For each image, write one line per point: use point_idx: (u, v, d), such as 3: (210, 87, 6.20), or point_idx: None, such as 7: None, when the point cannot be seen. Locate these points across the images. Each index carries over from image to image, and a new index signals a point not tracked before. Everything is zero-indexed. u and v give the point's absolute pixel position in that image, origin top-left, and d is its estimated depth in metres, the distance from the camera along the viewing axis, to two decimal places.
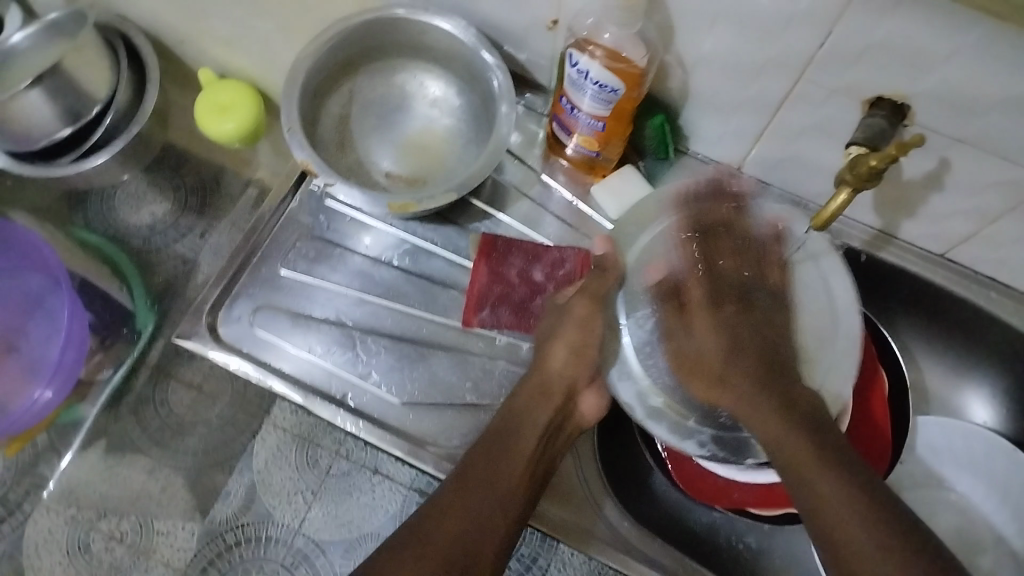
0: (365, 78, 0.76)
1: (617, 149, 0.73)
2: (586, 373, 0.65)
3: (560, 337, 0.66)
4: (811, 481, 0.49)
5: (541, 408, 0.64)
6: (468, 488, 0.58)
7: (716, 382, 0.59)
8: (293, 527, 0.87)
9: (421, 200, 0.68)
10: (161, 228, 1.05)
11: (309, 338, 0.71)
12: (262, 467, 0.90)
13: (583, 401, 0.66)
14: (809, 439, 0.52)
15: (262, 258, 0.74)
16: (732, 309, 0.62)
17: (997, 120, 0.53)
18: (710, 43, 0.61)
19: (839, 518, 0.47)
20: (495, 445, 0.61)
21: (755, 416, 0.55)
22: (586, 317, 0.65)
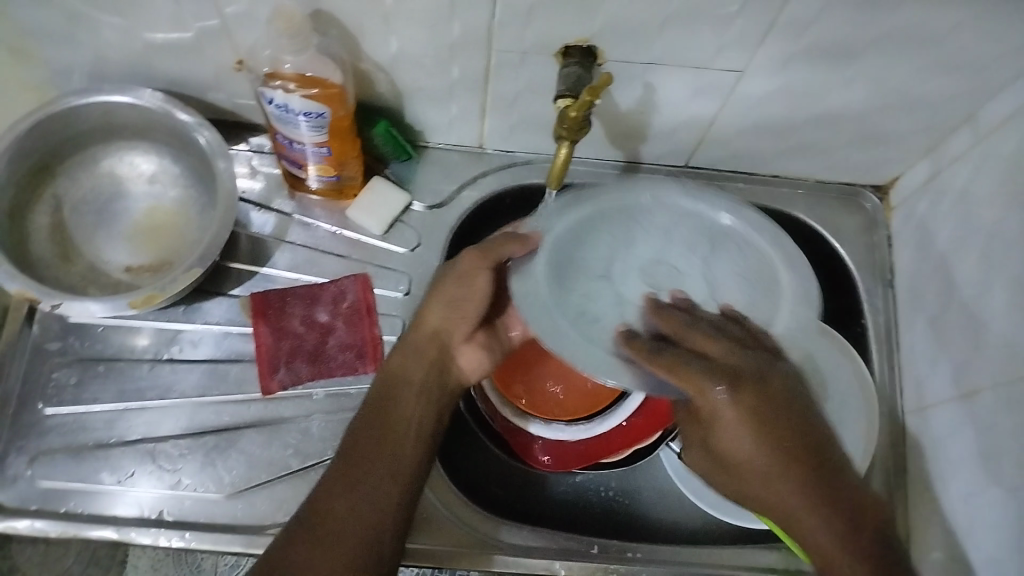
0: (65, 176, 0.69)
1: (355, 166, 0.71)
2: (465, 326, 0.64)
3: (437, 289, 0.64)
4: (786, 501, 0.51)
5: (418, 366, 0.62)
6: (350, 469, 0.56)
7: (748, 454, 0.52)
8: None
9: (166, 286, 0.63)
10: None
11: (102, 469, 0.66)
12: None
13: (466, 354, 0.65)
14: (795, 469, 0.51)
15: (20, 403, 0.67)
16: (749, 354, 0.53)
17: (674, 35, 0.57)
18: (396, 42, 0.60)
19: (797, 505, 0.50)
20: (363, 427, 0.59)
21: (777, 434, 0.51)
22: (469, 269, 0.62)
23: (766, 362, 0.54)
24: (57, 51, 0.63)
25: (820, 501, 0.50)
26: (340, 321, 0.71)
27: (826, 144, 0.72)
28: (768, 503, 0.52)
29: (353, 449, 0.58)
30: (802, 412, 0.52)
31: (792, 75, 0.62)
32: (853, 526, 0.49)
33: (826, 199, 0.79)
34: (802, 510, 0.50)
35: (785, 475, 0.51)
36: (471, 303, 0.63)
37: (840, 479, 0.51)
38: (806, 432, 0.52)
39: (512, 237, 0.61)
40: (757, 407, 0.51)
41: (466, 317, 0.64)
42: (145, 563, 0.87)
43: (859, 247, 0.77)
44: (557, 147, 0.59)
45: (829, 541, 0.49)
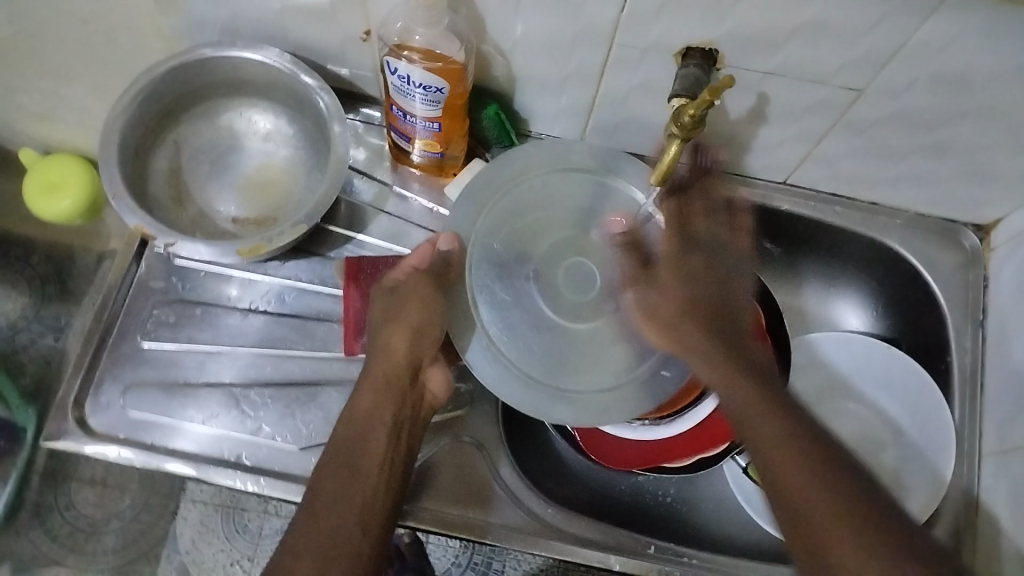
0: (186, 125, 0.72)
1: (460, 146, 0.72)
2: (432, 349, 0.63)
3: (397, 318, 0.62)
4: (790, 474, 0.49)
5: (387, 398, 0.60)
6: (323, 494, 0.54)
7: (710, 367, 0.57)
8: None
9: (272, 239, 0.65)
10: (24, 322, 0.98)
11: (189, 407, 0.68)
12: None
13: (432, 375, 0.63)
14: (774, 407, 0.53)
15: (120, 334, 0.71)
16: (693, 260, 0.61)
17: (800, 46, 0.57)
18: (522, 26, 0.61)
19: (793, 483, 0.48)
20: (337, 457, 0.56)
21: (726, 375, 0.56)
22: (426, 293, 0.63)
23: (721, 249, 0.62)
24: (198, 5, 0.66)
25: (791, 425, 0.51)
26: None
27: (933, 175, 0.71)
28: (659, 303, 0.62)
29: (327, 477, 0.55)
30: (730, 290, 0.61)
31: (913, 100, 0.61)
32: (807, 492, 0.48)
33: (924, 231, 0.78)
34: (791, 471, 0.49)
35: (750, 387, 0.54)
36: (422, 335, 0.62)
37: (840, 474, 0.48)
38: (749, 363, 0.57)
39: (455, 262, 0.66)
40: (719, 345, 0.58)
41: (423, 326, 0.62)
42: (195, 514, 1.00)
43: (953, 284, 0.76)
44: (667, 145, 0.59)
45: (829, 484, 0.48)
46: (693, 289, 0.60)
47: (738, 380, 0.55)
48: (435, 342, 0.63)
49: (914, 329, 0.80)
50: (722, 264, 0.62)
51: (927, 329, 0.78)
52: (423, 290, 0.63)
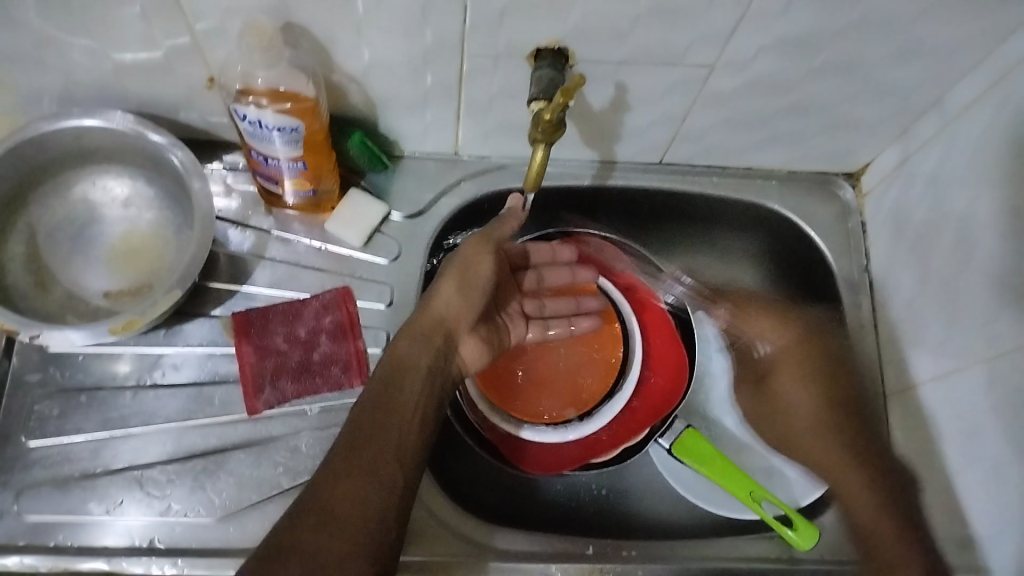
0: (37, 204, 0.68)
1: (331, 178, 0.70)
2: (471, 314, 0.66)
3: (445, 281, 0.65)
4: (849, 484, 0.67)
5: (429, 344, 0.63)
6: (354, 468, 0.54)
7: (844, 471, 0.68)
8: None
9: (146, 310, 0.62)
10: None
11: (92, 498, 0.65)
12: None
13: (468, 344, 0.67)
14: (873, 475, 0.67)
15: (1, 436, 0.66)
16: None
17: (645, 32, 0.58)
18: (366, 51, 0.60)
19: (875, 513, 0.64)
20: (372, 420, 0.57)
21: (858, 461, 0.68)
22: (479, 263, 0.67)
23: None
24: (24, 77, 0.62)
25: (856, 489, 0.67)
26: (323, 332, 0.70)
27: (798, 135, 0.72)
28: None
29: (346, 461, 0.54)
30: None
31: (762, 67, 0.62)
32: (903, 547, 0.61)
33: (801, 188, 0.79)
34: (869, 518, 0.65)
35: (854, 464, 0.68)
36: (472, 317, 0.66)
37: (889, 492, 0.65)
38: (886, 455, 0.69)
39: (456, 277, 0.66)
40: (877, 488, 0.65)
41: (473, 283, 0.66)
42: None
43: (836, 234, 0.78)
44: (533, 151, 0.59)
45: (878, 509, 0.64)
46: None
47: None
48: (458, 293, 0.65)
49: (806, 286, 0.80)
50: None
51: (819, 284, 0.79)
52: (470, 255, 0.67)
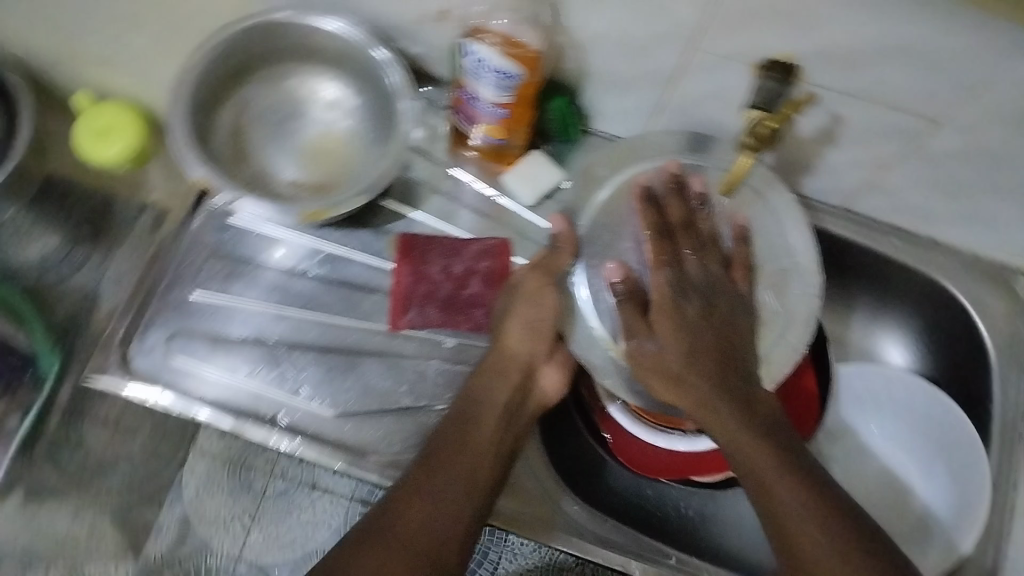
0: (255, 86, 0.74)
1: (523, 134, 0.72)
2: (543, 349, 0.68)
3: (513, 313, 0.67)
4: (766, 478, 0.53)
5: (500, 384, 0.66)
6: (414, 498, 0.56)
7: (722, 429, 0.56)
8: (233, 554, 0.95)
9: (331, 205, 0.68)
10: (56, 259, 0.99)
11: (231, 361, 0.69)
12: (191, 502, 0.96)
13: (543, 375, 0.68)
14: (769, 450, 0.54)
15: (171, 282, 0.72)
16: (690, 312, 0.59)
17: (880, 70, 0.57)
18: (600, 21, 0.61)
19: (785, 493, 0.52)
20: (441, 449, 0.60)
21: (727, 416, 0.56)
22: (538, 289, 0.66)
23: (717, 289, 0.61)
24: None
25: (754, 440, 0.54)
26: (477, 274, 0.72)
27: (997, 217, 0.70)
28: (661, 353, 0.59)
29: (410, 492, 0.57)
30: (736, 333, 0.59)
31: (988, 137, 0.60)
32: (824, 543, 0.50)
33: (984, 276, 0.76)
34: (777, 485, 0.52)
35: (740, 418, 0.55)
36: (544, 355, 0.68)
37: (843, 526, 0.51)
38: (763, 417, 0.56)
39: (564, 245, 0.65)
40: (740, 434, 0.55)
41: (548, 316, 0.66)
42: (199, 474, 0.97)
43: (1004, 329, 0.75)
44: (741, 155, 0.63)
45: (812, 509, 0.51)
46: (699, 391, 0.57)
47: (748, 414, 0.56)
48: (528, 332, 0.67)
49: (959, 374, 0.78)
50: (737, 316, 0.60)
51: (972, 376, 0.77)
52: (535, 280, 0.66)
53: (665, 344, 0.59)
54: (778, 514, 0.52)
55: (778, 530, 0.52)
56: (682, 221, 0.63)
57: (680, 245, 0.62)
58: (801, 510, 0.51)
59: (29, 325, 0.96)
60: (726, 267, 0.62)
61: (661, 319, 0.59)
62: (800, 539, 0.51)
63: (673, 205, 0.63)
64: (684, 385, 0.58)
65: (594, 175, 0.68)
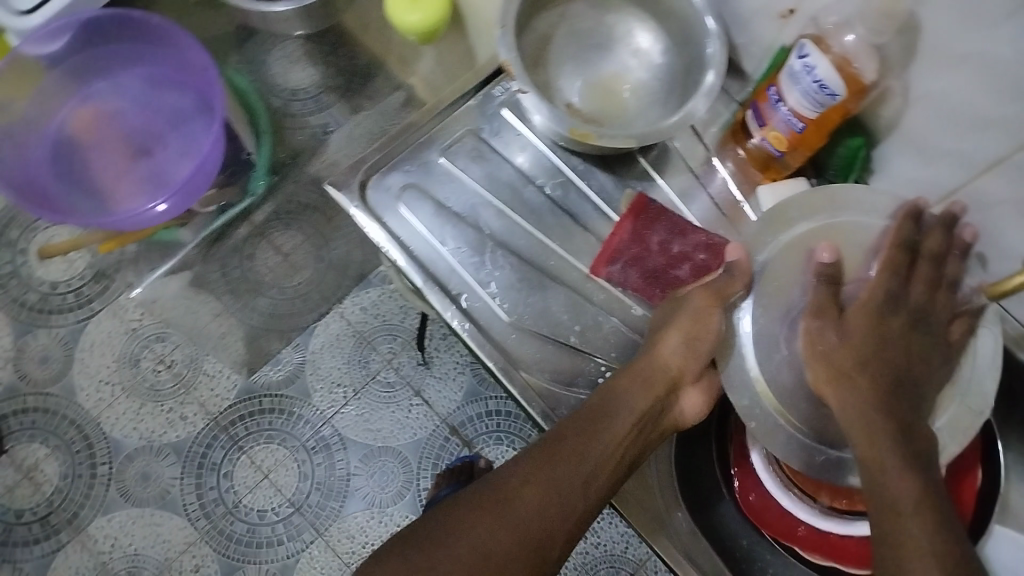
0: (584, 6, 0.78)
1: (800, 158, 0.71)
2: (695, 368, 0.66)
3: (674, 327, 0.66)
4: (889, 478, 0.52)
5: (639, 392, 0.65)
6: (522, 488, 0.60)
7: (857, 421, 0.56)
8: (324, 413, 1.23)
9: (602, 135, 0.70)
10: (305, 95, 1.15)
11: (444, 230, 0.73)
12: (314, 352, 1.25)
13: (685, 396, 0.67)
14: (906, 453, 0.53)
15: (429, 139, 0.76)
16: (891, 318, 0.60)
17: None
18: (943, 81, 0.60)
19: (898, 490, 0.51)
20: (564, 440, 0.62)
21: (877, 414, 0.55)
22: (704, 307, 0.64)
23: (926, 326, 0.60)
24: None
25: (890, 440, 0.54)
26: (689, 262, 0.71)
27: None
28: (839, 347, 0.59)
29: (520, 481, 0.60)
30: (922, 372, 0.58)
31: None
32: (928, 527, 0.48)
33: None
34: (892, 477, 0.52)
35: (890, 423, 0.55)
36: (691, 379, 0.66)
37: (944, 536, 0.48)
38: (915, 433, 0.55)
39: (740, 275, 0.64)
40: (872, 412, 0.56)
41: (704, 338, 0.64)
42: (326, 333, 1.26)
43: None
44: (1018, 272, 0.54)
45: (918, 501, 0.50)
46: (862, 383, 0.57)
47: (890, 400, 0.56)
48: (683, 341, 0.65)
49: None
50: (930, 359, 0.59)
51: None
52: (703, 305, 0.64)
53: (850, 337, 0.59)
54: (891, 517, 0.50)
55: (878, 521, 0.51)
56: (928, 254, 0.61)
57: (911, 270, 0.61)
58: (914, 500, 0.50)
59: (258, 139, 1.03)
60: (944, 319, 0.61)
61: (856, 316, 0.60)
62: (905, 541, 0.48)
63: (930, 236, 0.62)
64: (846, 381, 0.58)
65: (785, 214, 0.66)
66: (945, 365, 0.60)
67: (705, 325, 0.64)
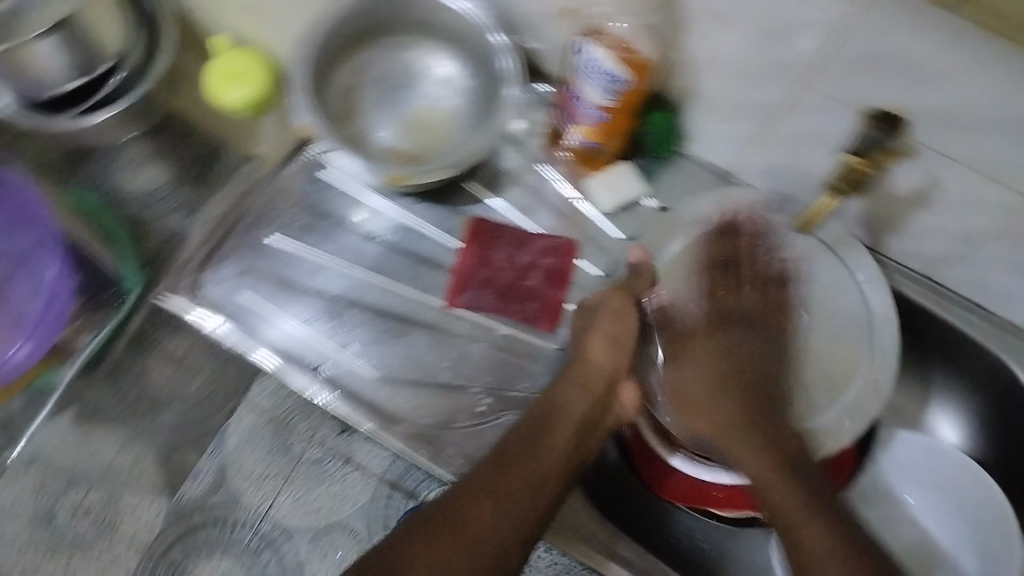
0: (376, 50, 0.76)
1: (616, 144, 0.72)
2: (624, 362, 0.67)
3: (597, 327, 0.67)
4: (780, 500, 0.55)
5: (580, 394, 0.66)
6: (450, 521, 0.58)
7: (715, 430, 0.62)
8: (260, 511, 0.98)
9: (419, 174, 0.70)
10: (158, 195, 1.03)
11: (291, 305, 0.73)
12: (231, 453, 1.00)
13: (623, 392, 0.67)
14: (782, 459, 0.57)
15: (254, 221, 0.76)
16: (723, 331, 0.65)
17: (996, 144, 0.55)
18: (716, 45, 0.61)
19: (767, 483, 0.56)
20: (509, 452, 0.62)
21: (736, 428, 0.61)
22: (619, 304, 0.67)
23: (753, 323, 0.64)
24: None
25: (753, 435, 0.59)
26: (539, 269, 0.73)
27: None
28: (686, 383, 0.65)
29: (456, 502, 0.59)
30: (771, 366, 0.63)
31: None
32: (822, 539, 0.52)
33: None
34: (784, 495, 0.55)
35: (765, 449, 0.58)
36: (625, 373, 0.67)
37: (828, 517, 0.53)
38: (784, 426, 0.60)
39: (644, 273, 0.67)
40: (726, 419, 0.62)
41: (628, 332, 0.66)
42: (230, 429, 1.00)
43: None
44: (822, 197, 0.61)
45: (823, 521, 0.53)
46: (721, 411, 0.62)
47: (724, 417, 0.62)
48: (609, 339, 0.67)
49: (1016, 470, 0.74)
50: (766, 349, 0.63)
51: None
52: (614, 300, 0.67)
53: (697, 364, 0.65)
54: (780, 524, 0.54)
55: (788, 540, 0.54)
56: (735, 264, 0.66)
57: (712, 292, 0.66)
58: (800, 507, 0.54)
59: (117, 244, 0.99)
60: (759, 304, 0.64)
61: (705, 344, 0.65)
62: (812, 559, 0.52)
63: (759, 254, 0.65)
64: (695, 407, 0.64)
65: (672, 224, 0.70)
66: (777, 353, 0.63)
67: (627, 319, 0.66)
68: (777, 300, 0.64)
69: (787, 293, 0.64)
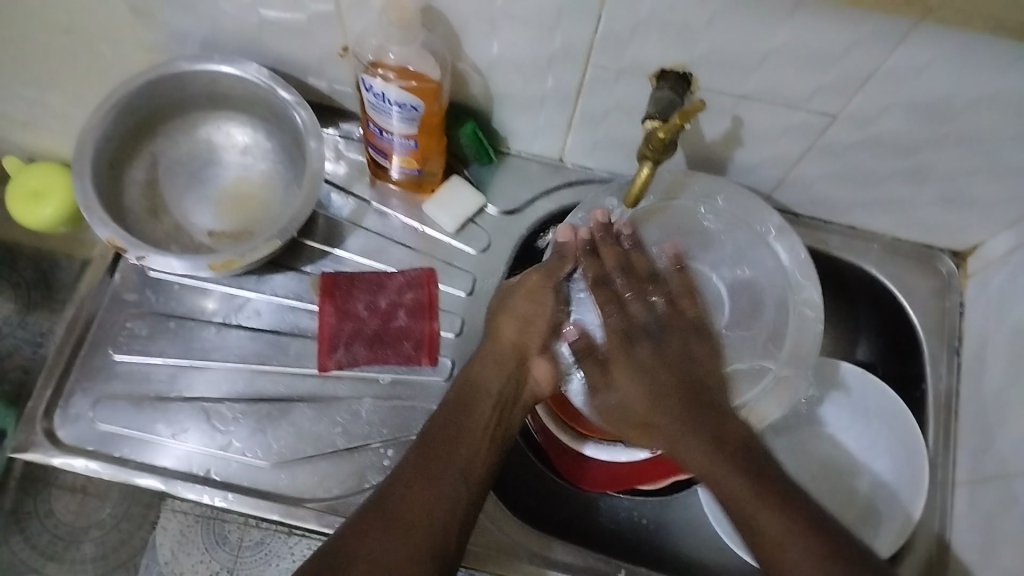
0: (166, 137, 0.73)
1: (437, 162, 0.72)
2: (537, 340, 0.66)
3: (509, 306, 0.67)
4: (729, 485, 0.51)
5: (496, 372, 0.65)
6: (393, 508, 0.54)
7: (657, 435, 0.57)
8: None
9: (244, 254, 0.66)
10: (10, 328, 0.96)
11: (159, 420, 0.69)
12: (167, 557, 0.85)
13: (536, 368, 0.66)
14: (728, 449, 0.53)
15: (93, 344, 0.71)
16: (673, 321, 0.61)
17: (774, 69, 0.58)
18: (497, 46, 0.62)
19: (734, 488, 0.51)
20: (432, 441, 0.59)
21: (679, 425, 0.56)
22: (536, 285, 0.66)
23: (661, 328, 0.61)
24: (178, 17, 0.64)
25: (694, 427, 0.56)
26: (402, 307, 0.72)
27: (909, 201, 0.70)
28: (624, 402, 0.60)
29: (387, 495, 0.55)
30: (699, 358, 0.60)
31: (887, 125, 0.61)
32: (778, 517, 0.48)
33: (907, 259, 0.77)
34: (730, 484, 0.51)
35: (703, 441, 0.54)
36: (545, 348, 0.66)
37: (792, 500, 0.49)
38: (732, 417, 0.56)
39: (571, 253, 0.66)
40: (671, 416, 0.57)
41: (545, 310, 0.66)
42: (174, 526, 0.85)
43: (930, 310, 0.75)
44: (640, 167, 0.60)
45: (779, 502, 0.49)
46: (655, 416, 0.58)
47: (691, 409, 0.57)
48: (518, 318, 0.66)
49: (896, 359, 0.78)
50: (706, 347, 0.60)
51: (909, 361, 0.77)
52: (530, 279, 0.67)
53: (646, 371, 0.59)
54: (740, 513, 0.50)
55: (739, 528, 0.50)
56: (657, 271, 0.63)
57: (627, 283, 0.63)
58: (747, 490, 0.50)
59: None
60: (664, 307, 0.62)
61: (626, 356, 0.60)
62: (782, 540, 0.47)
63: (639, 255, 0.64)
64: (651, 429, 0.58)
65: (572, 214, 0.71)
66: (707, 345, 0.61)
67: (542, 302, 0.66)
68: (679, 297, 0.63)
69: (670, 285, 0.63)
